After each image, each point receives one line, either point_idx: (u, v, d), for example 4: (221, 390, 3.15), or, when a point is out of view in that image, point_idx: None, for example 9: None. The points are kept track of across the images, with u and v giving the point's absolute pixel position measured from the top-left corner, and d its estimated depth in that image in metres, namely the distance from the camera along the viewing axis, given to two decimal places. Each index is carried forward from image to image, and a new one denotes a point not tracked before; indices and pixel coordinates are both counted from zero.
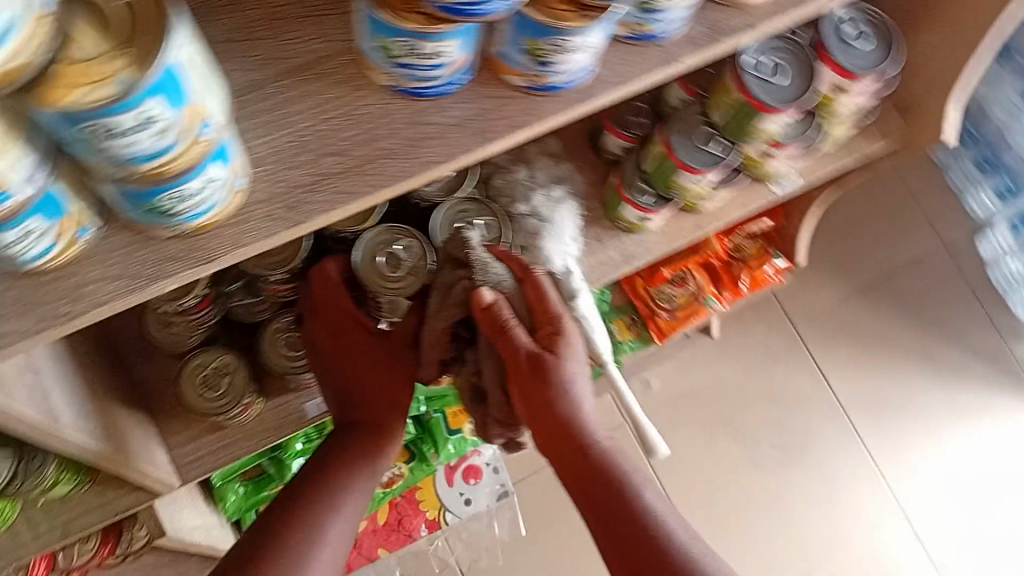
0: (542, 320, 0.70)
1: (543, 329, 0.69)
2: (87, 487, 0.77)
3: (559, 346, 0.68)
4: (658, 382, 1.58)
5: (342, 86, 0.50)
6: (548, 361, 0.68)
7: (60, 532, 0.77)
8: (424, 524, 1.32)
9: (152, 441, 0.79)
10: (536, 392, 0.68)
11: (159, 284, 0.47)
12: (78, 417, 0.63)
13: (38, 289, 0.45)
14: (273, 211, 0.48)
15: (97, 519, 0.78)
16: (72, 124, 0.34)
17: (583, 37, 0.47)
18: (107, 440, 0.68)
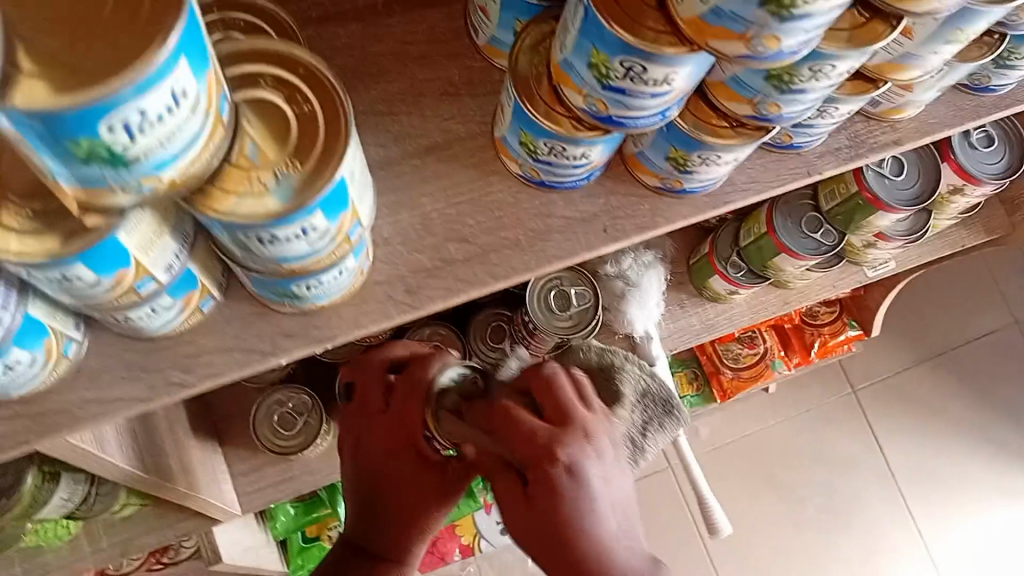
0: (522, 450, 0.46)
1: (527, 464, 0.46)
2: (150, 507, 0.77)
3: (555, 479, 0.45)
4: (706, 430, 1.48)
5: (476, 169, 0.49)
6: (539, 505, 0.45)
7: (120, 550, 0.77)
8: (458, 548, 1.29)
9: (218, 468, 0.78)
10: (539, 548, 0.46)
11: (273, 360, 0.46)
12: (152, 454, 0.62)
13: (153, 356, 0.44)
14: (393, 294, 0.47)
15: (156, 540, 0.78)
16: (230, 232, 0.33)
17: (733, 153, 0.45)
18: (179, 472, 0.67)
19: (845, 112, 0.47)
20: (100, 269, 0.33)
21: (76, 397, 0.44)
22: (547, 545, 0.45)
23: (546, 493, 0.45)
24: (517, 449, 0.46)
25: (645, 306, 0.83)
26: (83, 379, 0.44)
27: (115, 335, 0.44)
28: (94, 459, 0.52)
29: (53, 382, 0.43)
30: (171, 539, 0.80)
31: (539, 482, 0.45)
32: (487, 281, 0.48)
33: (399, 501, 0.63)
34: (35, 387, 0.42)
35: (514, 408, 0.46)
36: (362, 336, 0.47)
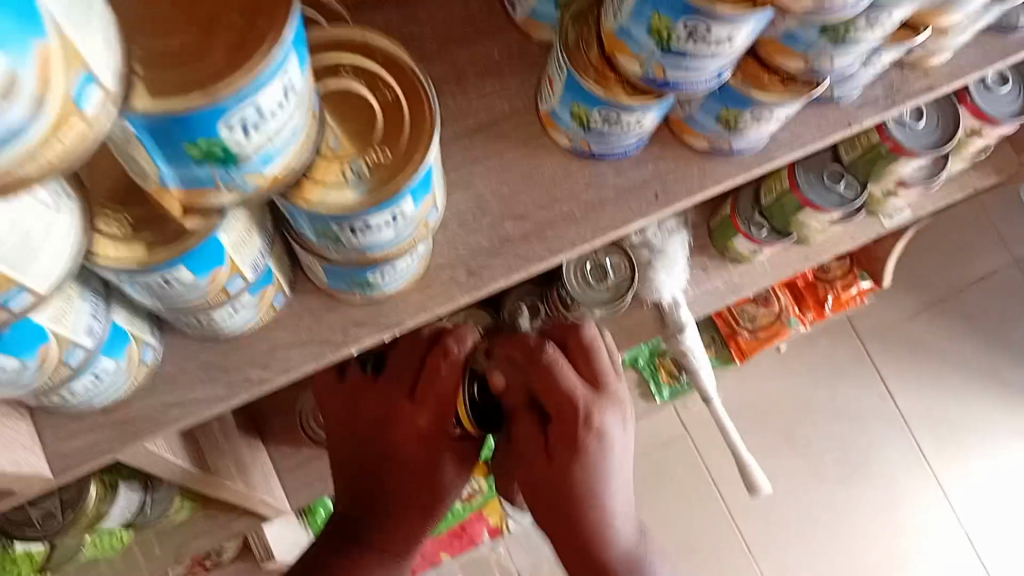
0: (562, 411, 0.57)
1: (561, 416, 0.57)
2: (199, 511, 0.77)
3: (581, 438, 0.56)
4: (722, 394, 1.48)
5: (525, 147, 0.49)
6: (564, 456, 0.56)
7: (173, 555, 0.77)
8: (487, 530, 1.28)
9: (265, 465, 0.78)
10: (553, 486, 0.57)
11: (344, 350, 0.46)
12: (209, 455, 0.62)
13: (225, 355, 0.45)
14: (455, 275, 0.47)
15: (208, 543, 0.78)
16: (323, 223, 0.33)
17: (783, 109, 0.46)
18: (234, 472, 0.67)
19: (886, 62, 0.47)
20: (199, 271, 0.33)
21: (156, 402, 0.44)
22: (569, 494, 0.56)
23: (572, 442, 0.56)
24: (553, 400, 0.57)
25: (673, 270, 0.84)
26: (160, 383, 0.44)
27: (187, 338, 0.44)
28: (163, 463, 0.52)
29: (133, 390, 0.43)
30: (222, 541, 0.80)
31: (568, 430, 0.56)
32: (546, 257, 0.48)
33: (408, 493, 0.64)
34: (116, 395, 0.42)
35: (558, 365, 0.57)
36: (429, 319, 0.48)
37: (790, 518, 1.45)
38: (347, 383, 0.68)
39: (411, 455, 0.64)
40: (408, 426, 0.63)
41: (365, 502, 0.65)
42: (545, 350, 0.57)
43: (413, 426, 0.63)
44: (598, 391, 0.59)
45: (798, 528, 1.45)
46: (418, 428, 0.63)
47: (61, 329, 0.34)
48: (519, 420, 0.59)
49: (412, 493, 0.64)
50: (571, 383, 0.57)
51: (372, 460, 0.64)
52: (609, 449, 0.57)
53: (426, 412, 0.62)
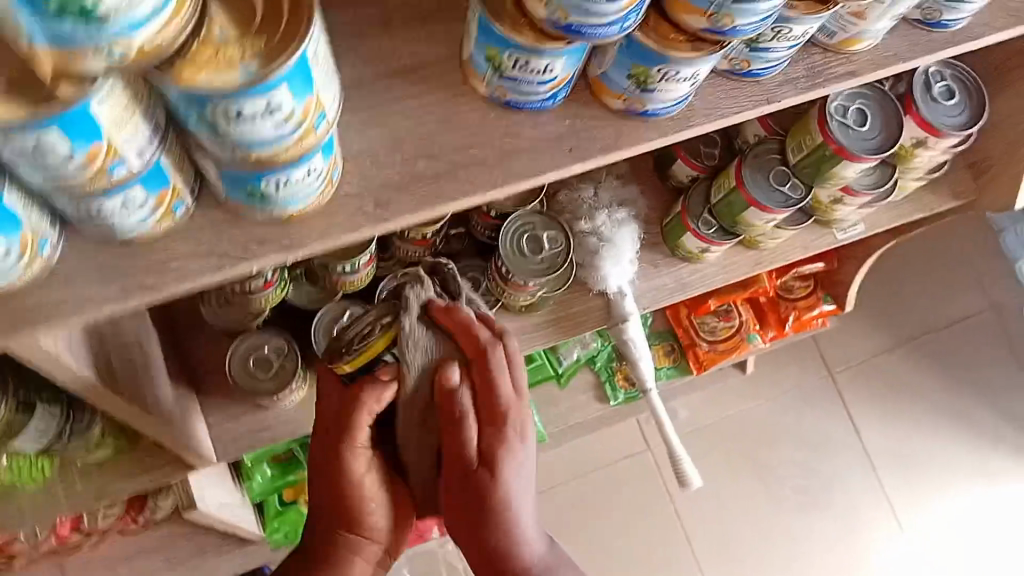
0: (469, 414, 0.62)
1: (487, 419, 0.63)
2: (125, 454, 0.78)
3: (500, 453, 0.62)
4: (685, 413, 1.49)
5: (444, 91, 0.50)
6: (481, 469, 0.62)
7: (94, 495, 0.78)
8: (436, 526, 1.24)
9: (196, 413, 0.79)
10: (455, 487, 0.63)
11: (246, 266, 0.47)
12: (127, 382, 0.63)
13: (125, 257, 0.46)
14: (362, 206, 0.48)
15: (131, 487, 0.78)
16: (198, 104, 0.35)
17: (691, 69, 0.47)
18: (154, 407, 0.68)
19: (799, 36, 0.49)
20: (74, 139, 0.34)
21: (53, 296, 0.45)
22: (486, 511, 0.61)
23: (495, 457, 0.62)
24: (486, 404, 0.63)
25: (619, 262, 0.85)
26: (59, 277, 0.45)
27: (89, 238, 0.45)
28: (63, 371, 0.52)
29: (29, 281, 0.44)
30: (146, 489, 0.80)
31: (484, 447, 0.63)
32: (452, 199, 0.49)
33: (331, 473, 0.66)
34: (10, 285, 0.43)
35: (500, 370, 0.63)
36: (333, 246, 0.48)
37: (740, 545, 1.44)
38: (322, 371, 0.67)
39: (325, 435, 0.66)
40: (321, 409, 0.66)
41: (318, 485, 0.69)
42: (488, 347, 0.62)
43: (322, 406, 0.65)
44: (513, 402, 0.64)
45: (749, 555, 1.44)
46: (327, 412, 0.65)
47: None
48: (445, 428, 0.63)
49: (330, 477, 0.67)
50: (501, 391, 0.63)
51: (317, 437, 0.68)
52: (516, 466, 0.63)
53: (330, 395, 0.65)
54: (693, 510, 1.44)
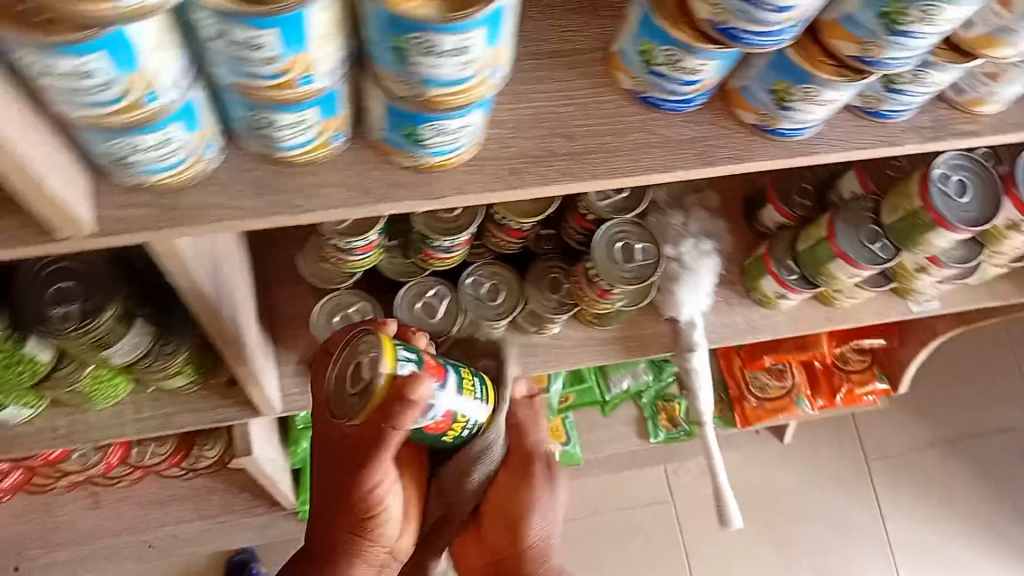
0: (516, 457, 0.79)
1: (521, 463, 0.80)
2: (197, 387, 0.81)
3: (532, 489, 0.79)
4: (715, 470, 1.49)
5: (588, 79, 0.53)
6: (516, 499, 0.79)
7: (161, 421, 0.81)
8: None
9: (270, 361, 0.81)
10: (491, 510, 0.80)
11: (382, 206, 0.50)
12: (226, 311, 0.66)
13: (276, 177, 0.49)
14: (497, 170, 0.51)
15: (196, 420, 0.81)
16: (402, 30, 0.38)
17: (833, 92, 0.50)
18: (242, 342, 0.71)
19: (936, 82, 0.52)
20: (284, 44, 0.37)
21: (206, 200, 0.48)
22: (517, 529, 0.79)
23: (523, 487, 0.79)
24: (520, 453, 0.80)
25: (696, 291, 0.86)
26: (213, 183, 0.48)
27: (248, 154, 0.49)
28: (186, 280, 0.55)
29: (188, 179, 0.47)
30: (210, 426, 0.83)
31: (511, 486, 0.79)
32: (580, 180, 0.52)
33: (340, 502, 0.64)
34: (172, 178, 0.46)
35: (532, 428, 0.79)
36: (464, 203, 0.51)
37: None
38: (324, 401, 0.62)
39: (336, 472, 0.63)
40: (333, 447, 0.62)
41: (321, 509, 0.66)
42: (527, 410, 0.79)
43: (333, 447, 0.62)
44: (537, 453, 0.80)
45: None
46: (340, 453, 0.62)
47: (146, 68, 0.38)
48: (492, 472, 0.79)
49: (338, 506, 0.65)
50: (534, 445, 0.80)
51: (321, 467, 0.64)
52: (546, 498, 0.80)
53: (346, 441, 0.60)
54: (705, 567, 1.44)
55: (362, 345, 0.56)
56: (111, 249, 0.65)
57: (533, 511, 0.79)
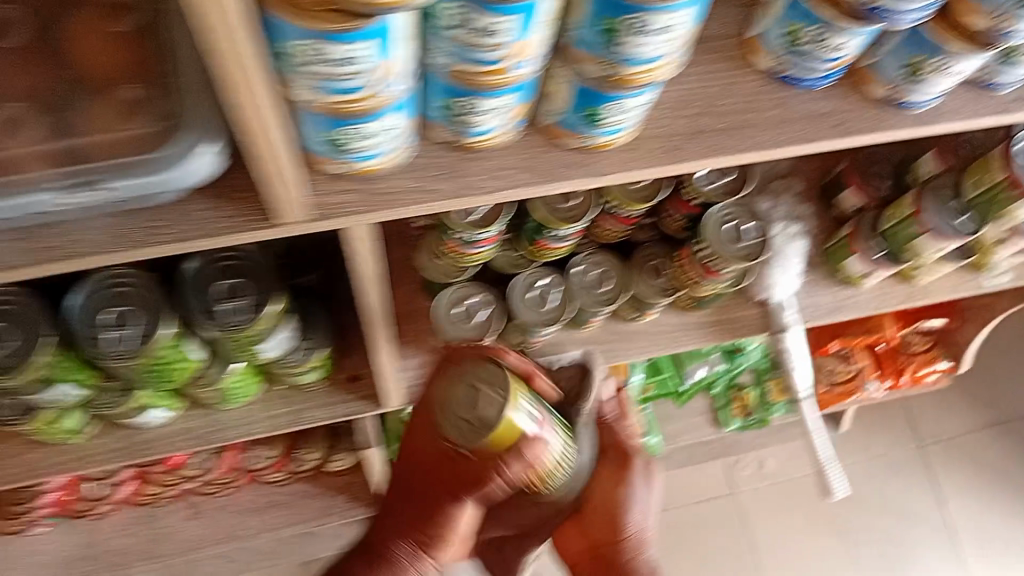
0: (610, 448, 0.81)
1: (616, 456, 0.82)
2: (322, 383, 0.85)
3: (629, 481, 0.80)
4: (772, 462, 1.52)
5: (731, 61, 0.58)
6: (616, 495, 0.78)
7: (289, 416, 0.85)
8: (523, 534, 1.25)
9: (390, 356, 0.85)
10: (588, 520, 0.77)
11: (557, 184, 0.54)
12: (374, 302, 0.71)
13: (461, 161, 0.53)
14: (658, 147, 0.55)
15: (324, 414, 0.85)
16: (620, 12, 0.42)
17: (963, 64, 0.55)
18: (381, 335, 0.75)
19: None
20: (515, 30, 0.42)
21: (402, 186, 0.52)
22: (616, 530, 0.78)
23: (623, 477, 0.79)
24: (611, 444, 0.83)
25: (786, 270, 0.89)
26: (408, 167, 0.53)
27: (435, 143, 0.53)
28: (360, 268, 0.60)
29: (387, 165, 0.52)
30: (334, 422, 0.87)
31: (612, 475, 0.79)
32: (736, 150, 0.55)
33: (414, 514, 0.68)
34: (373, 164, 0.51)
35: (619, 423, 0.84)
36: (630, 178, 0.55)
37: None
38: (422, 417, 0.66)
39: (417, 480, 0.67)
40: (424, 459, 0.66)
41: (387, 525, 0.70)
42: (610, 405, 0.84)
43: (422, 459, 0.66)
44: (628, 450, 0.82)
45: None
46: (426, 463, 0.65)
47: (394, 58, 0.42)
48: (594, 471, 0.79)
49: (410, 514, 0.68)
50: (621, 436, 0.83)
51: (409, 481, 0.68)
52: (640, 497, 0.80)
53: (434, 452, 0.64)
54: (772, 558, 1.47)
55: (478, 374, 0.57)
56: (268, 245, 0.71)
57: (631, 504, 0.79)
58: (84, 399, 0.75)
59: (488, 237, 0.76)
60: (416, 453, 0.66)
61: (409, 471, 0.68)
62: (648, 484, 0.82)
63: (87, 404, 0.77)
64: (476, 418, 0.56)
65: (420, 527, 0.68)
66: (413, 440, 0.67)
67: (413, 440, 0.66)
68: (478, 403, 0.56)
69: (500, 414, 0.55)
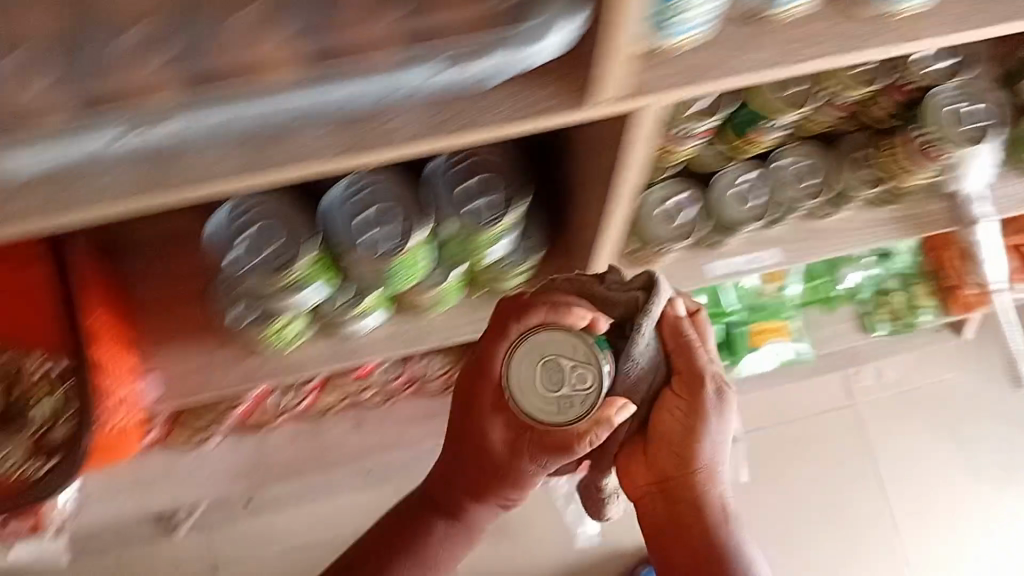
0: (682, 376, 0.68)
1: (684, 386, 0.67)
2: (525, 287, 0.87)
3: (699, 417, 0.67)
4: (895, 373, 1.49)
5: None
6: (684, 430, 0.68)
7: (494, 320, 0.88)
8: None
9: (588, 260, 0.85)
10: (658, 456, 0.69)
11: (859, 53, 0.54)
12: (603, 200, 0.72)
13: (763, 34, 0.53)
14: (955, 15, 0.54)
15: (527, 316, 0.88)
16: None
17: None
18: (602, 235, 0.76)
19: None
20: None
21: (711, 59, 0.52)
22: (682, 471, 0.69)
23: (691, 410, 0.67)
24: (683, 371, 0.68)
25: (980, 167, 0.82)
26: (713, 43, 0.53)
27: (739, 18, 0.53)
28: (630, 158, 0.62)
29: (692, 47, 0.52)
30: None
31: (681, 408, 0.68)
32: None
33: (467, 469, 0.73)
34: (681, 43, 0.51)
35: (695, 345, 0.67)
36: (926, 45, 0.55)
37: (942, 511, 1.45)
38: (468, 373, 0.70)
39: (470, 437, 0.71)
40: (473, 415, 0.70)
41: (443, 475, 0.76)
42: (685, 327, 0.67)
43: (475, 417, 0.70)
44: (698, 381, 0.67)
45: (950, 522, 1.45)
46: (474, 418, 0.70)
47: None
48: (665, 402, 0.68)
49: (465, 469, 0.73)
50: (703, 359, 0.67)
51: (460, 436, 0.72)
52: (712, 435, 0.68)
53: (489, 409, 0.69)
54: (895, 470, 1.47)
55: (555, 346, 0.61)
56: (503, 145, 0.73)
57: (702, 441, 0.67)
58: (319, 304, 0.78)
59: (709, 128, 0.73)
60: (468, 412, 0.70)
61: (459, 428, 0.72)
62: (724, 416, 0.68)
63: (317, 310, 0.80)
64: (560, 394, 0.61)
65: (472, 481, 0.73)
66: (466, 395, 0.70)
67: (466, 395, 0.70)
68: (558, 373, 0.61)
69: (582, 390, 0.61)
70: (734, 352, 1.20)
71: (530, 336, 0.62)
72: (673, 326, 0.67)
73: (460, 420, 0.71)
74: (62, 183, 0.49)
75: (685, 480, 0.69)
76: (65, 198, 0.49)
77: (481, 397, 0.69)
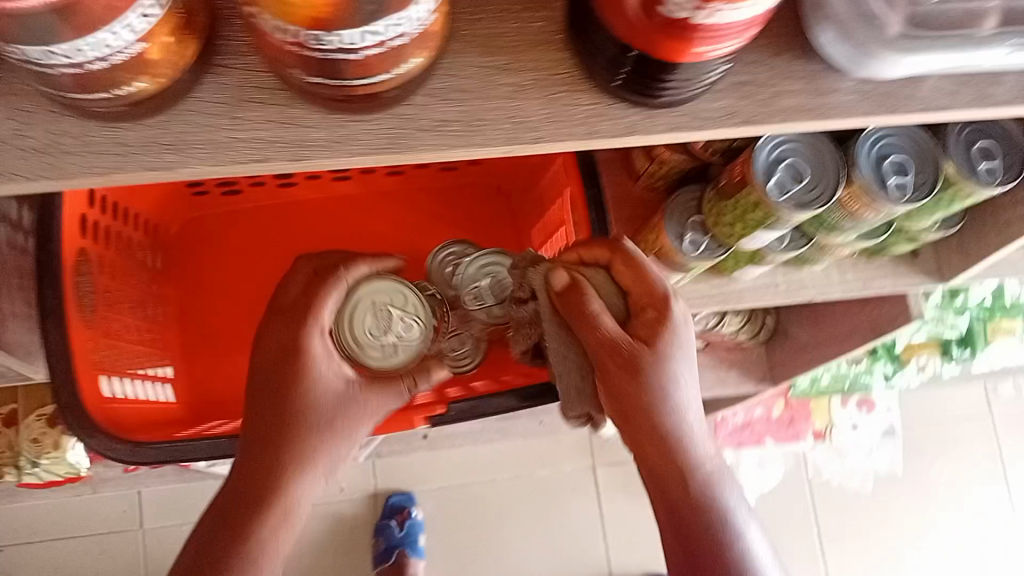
0: (603, 350, 0.70)
1: (606, 359, 0.70)
2: (897, 257, 0.94)
3: (630, 379, 0.70)
4: None
5: None
6: (626, 394, 0.71)
7: (861, 284, 0.94)
8: (810, 431, 1.68)
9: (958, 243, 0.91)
10: (615, 414, 0.74)
11: None
12: None
13: None
14: None
15: (890, 284, 0.94)
16: None
17: None
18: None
19: None
20: None
21: None
22: (633, 427, 0.73)
23: (621, 382, 0.71)
24: (596, 346, 0.70)
25: None
26: None
27: None
28: None
29: None
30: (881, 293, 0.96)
31: (615, 380, 0.71)
32: None
33: (271, 427, 0.76)
34: None
35: (599, 316, 0.69)
36: None
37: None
38: (274, 325, 0.77)
39: (277, 379, 0.76)
40: (274, 347, 0.76)
41: (250, 446, 0.76)
42: (590, 304, 0.69)
43: (276, 353, 0.76)
44: (612, 348, 0.70)
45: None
46: (279, 354, 0.75)
47: None
48: (597, 372, 0.72)
49: (258, 422, 0.76)
50: (611, 332, 0.69)
51: (266, 384, 0.76)
52: (665, 391, 0.71)
53: (286, 339, 0.75)
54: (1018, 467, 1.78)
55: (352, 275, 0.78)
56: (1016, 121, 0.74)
57: (651, 404, 0.71)
58: (765, 243, 0.80)
59: None
60: (279, 363, 0.75)
61: (268, 378, 0.76)
62: (654, 375, 0.71)
63: (756, 252, 0.83)
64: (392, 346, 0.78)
65: (262, 440, 0.76)
66: (289, 343, 0.75)
67: (269, 345, 0.76)
68: (394, 330, 0.78)
69: (404, 339, 0.78)
70: (971, 346, 1.28)
71: (347, 269, 0.78)
72: (563, 296, 0.71)
73: (265, 362, 0.76)
74: (810, 86, 0.51)
75: (644, 435, 0.74)
76: (810, 103, 0.51)
77: (287, 342, 0.75)
